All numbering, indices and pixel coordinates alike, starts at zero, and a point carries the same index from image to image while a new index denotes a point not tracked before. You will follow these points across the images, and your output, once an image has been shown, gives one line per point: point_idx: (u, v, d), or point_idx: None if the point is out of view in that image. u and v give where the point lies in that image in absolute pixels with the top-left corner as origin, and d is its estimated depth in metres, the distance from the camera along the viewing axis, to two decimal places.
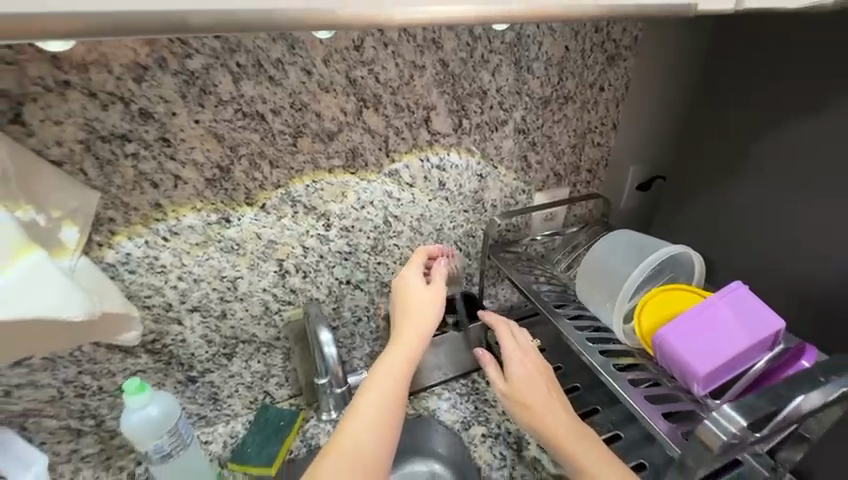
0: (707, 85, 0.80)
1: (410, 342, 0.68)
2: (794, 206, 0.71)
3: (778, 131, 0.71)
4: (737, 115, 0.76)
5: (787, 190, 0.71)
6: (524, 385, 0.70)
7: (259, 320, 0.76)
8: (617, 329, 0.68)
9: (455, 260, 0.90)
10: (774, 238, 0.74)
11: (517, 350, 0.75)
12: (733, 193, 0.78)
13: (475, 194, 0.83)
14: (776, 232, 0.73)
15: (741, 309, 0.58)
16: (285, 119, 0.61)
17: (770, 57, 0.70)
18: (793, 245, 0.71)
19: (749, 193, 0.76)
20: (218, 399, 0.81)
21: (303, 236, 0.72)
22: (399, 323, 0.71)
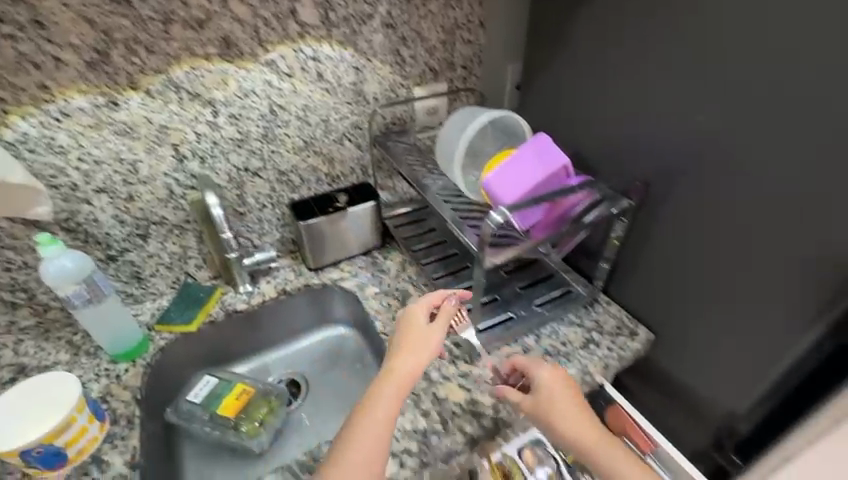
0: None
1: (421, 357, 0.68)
2: (594, 76, 0.83)
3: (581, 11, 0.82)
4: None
5: (589, 64, 0.83)
6: (555, 405, 0.68)
7: (167, 203, 0.87)
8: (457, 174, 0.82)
9: (347, 151, 1.02)
10: (584, 110, 0.87)
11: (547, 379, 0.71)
12: (559, 74, 0.91)
13: (355, 87, 0.94)
14: (584, 103, 0.87)
15: (544, 153, 0.74)
16: (153, 6, 0.69)
17: None
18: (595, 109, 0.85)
19: (568, 71, 0.88)
20: (142, 278, 0.94)
21: (193, 122, 0.81)
22: (390, 360, 0.68)
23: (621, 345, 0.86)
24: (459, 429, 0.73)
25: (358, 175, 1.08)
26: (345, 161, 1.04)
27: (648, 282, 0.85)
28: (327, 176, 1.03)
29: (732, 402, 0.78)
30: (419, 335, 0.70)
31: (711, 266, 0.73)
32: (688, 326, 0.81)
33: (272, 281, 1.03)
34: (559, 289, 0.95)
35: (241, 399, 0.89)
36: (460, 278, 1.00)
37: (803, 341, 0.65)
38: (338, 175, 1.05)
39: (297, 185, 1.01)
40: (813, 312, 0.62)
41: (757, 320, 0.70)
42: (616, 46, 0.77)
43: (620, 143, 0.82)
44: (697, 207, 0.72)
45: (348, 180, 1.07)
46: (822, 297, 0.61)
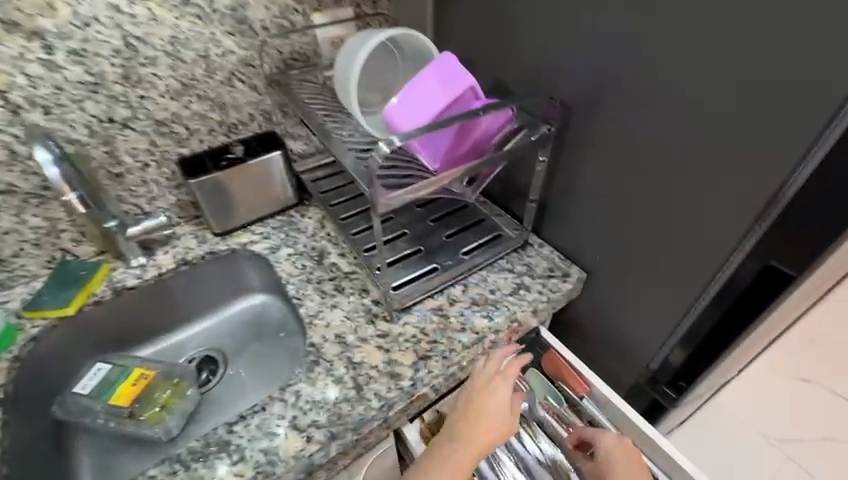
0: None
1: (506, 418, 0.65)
2: None
3: None
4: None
5: None
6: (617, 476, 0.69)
7: (10, 167, 0.72)
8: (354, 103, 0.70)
9: (241, 94, 0.88)
10: (501, 28, 0.76)
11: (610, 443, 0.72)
12: None
13: (235, 13, 0.79)
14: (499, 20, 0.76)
15: (446, 75, 0.63)
16: None
17: None
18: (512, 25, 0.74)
19: None
20: (3, 260, 0.80)
21: (18, 60, 0.66)
22: (455, 442, 0.63)
23: (552, 287, 0.81)
24: (375, 394, 0.66)
25: (262, 123, 0.94)
26: (241, 106, 0.89)
27: (578, 219, 0.79)
28: (222, 126, 0.89)
29: (663, 336, 0.74)
30: (492, 398, 0.66)
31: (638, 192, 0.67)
32: (618, 263, 0.75)
33: (170, 251, 0.90)
34: (489, 234, 0.87)
35: (136, 385, 0.79)
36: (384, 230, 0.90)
37: (731, 266, 0.60)
38: (235, 124, 0.91)
39: (185, 137, 0.86)
40: (740, 233, 0.57)
41: (685, 248, 0.64)
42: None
43: (540, 62, 0.72)
44: (622, 129, 0.65)
45: (249, 130, 0.93)
46: (750, 215, 0.55)
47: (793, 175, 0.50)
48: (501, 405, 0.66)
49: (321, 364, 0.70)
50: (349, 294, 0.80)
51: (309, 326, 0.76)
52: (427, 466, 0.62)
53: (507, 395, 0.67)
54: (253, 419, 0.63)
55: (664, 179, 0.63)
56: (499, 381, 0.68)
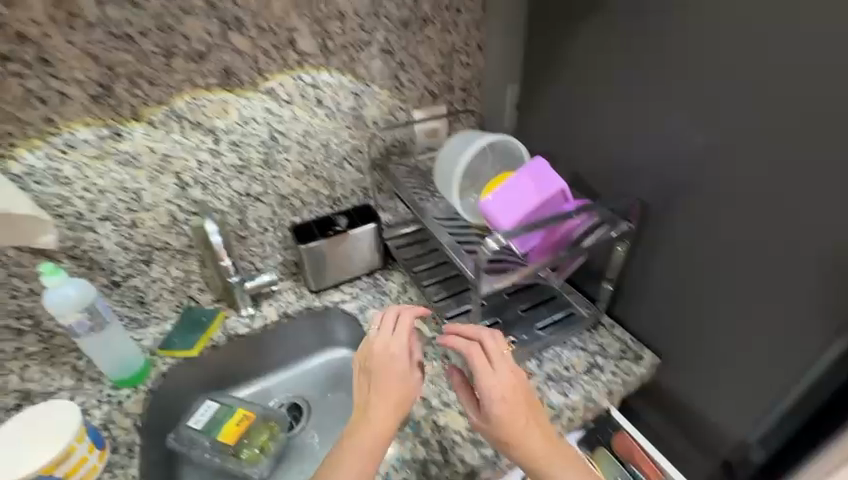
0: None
1: (402, 383, 0.70)
2: (591, 99, 0.84)
3: (577, 38, 0.84)
4: (564, 16, 0.85)
5: (586, 88, 0.84)
6: (509, 415, 0.65)
7: (169, 229, 0.89)
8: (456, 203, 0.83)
9: (348, 174, 1.03)
10: (584, 133, 0.87)
11: (494, 378, 0.67)
12: (558, 98, 0.92)
13: (355, 111, 0.95)
14: (582, 126, 0.88)
15: (538, 175, 0.73)
16: (154, 41, 0.70)
17: None
18: (595, 131, 0.85)
19: (569, 95, 0.89)
20: (145, 303, 0.95)
21: (195, 150, 0.83)
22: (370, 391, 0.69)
23: (625, 370, 0.84)
24: (459, 459, 0.72)
25: (360, 197, 1.08)
26: (346, 184, 1.04)
27: (654, 306, 0.83)
28: (329, 199, 1.04)
29: (740, 431, 0.75)
30: (387, 359, 0.71)
31: (715, 290, 0.72)
32: (696, 352, 0.78)
33: (274, 304, 1.03)
34: (562, 311, 0.93)
35: (240, 425, 0.87)
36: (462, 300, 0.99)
37: (812, 371, 0.63)
38: (339, 198, 1.06)
39: (299, 208, 1.01)
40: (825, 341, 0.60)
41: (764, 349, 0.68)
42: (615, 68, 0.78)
43: (621, 166, 0.81)
44: (702, 232, 0.71)
45: (349, 203, 1.08)
46: (832, 325, 0.59)
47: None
48: (396, 370, 0.70)
49: (409, 424, 0.78)
50: (432, 358, 0.87)
51: None
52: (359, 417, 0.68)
53: (396, 358, 0.71)
54: None
55: (743, 281, 0.68)
56: (396, 338, 0.73)
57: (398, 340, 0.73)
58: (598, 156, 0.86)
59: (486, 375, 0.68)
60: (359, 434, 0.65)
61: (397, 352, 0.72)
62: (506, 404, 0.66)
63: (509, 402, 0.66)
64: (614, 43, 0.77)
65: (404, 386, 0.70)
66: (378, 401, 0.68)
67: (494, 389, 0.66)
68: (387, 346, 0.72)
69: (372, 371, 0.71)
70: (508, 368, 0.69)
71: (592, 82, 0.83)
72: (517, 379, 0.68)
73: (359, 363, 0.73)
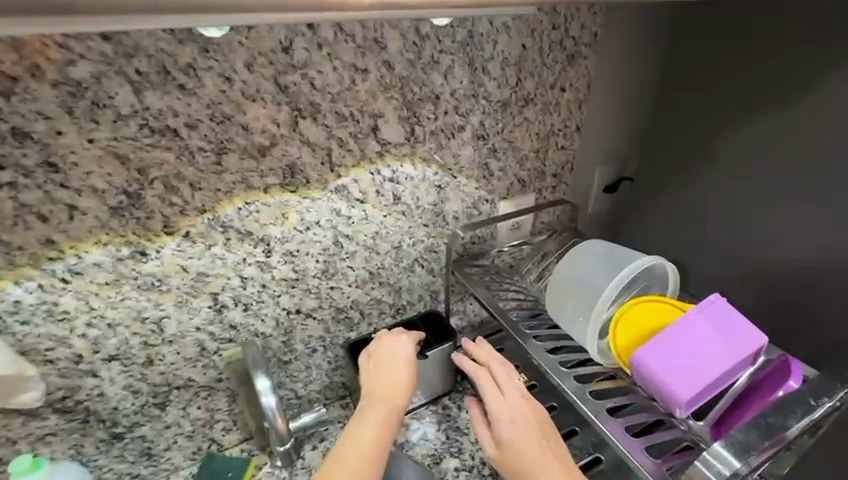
0: (675, 65, 0.73)
1: (392, 385, 0.67)
2: (758, 205, 0.67)
3: (736, 131, 0.67)
4: (714, 100, 0.69)
5: (748, 190, 0.68)
6: (522, 440, 0.61)
7: (195, 362, 0.67)
8: (591, 344, 0.62)
9: (418, 277, 0.83)
10: (742, 243, 0.70)
11: (505, 404, 0.65)
12: (691, 197, 0.75)
13: (435, 207, 0.76)
14: (737, 235, 0.70)
15: (720, 325, 0.54)
16: (204, 134, 0.52)
17: (749, 43, 0.64)
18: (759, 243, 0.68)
19: (715, 194, 0.72)
20: (153, 455, 0.71)
21: (239, 265, 0.63)
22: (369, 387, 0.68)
23: None
24: None
25: (427, 302, 0.87)
26: (414, 288, 0.84)
27: None
28: (392, 307, 0.83)
29: None
30: (384, 365, 0.70)
31: None
32: None
33: (319, 447, 0.79)
34: None
35: None
36: (569, 449, 0.76)
37: None
38: (404, 305, 0.84)
39: (356, 322, 0.80)
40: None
41: None
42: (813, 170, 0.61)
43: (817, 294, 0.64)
44: None
45: (414, 310, 0.86)
46: None
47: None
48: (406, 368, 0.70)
49: None
50: None
51: None
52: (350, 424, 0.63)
53: (397, 367, 0.69)
54: None
55: None
56: (395, 341, 0.72)
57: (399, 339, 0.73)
58: (765, 274, 0.68)
59: (494, 400, 0.65)
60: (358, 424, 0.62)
61: (401, 357, 0.70)
62: (522, 429, 0.62)
63: (521, 426, 0.62)
64: (813, 142, 0.61)
65: (396, 389, 0.67)
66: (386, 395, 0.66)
67: (504, 412, 0.64)
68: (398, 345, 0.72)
69: (377, 364, 0.70)
70: (520, 394, 0.66)
71: (761, 183, 0.66)
72: (528, 406, 0.65)
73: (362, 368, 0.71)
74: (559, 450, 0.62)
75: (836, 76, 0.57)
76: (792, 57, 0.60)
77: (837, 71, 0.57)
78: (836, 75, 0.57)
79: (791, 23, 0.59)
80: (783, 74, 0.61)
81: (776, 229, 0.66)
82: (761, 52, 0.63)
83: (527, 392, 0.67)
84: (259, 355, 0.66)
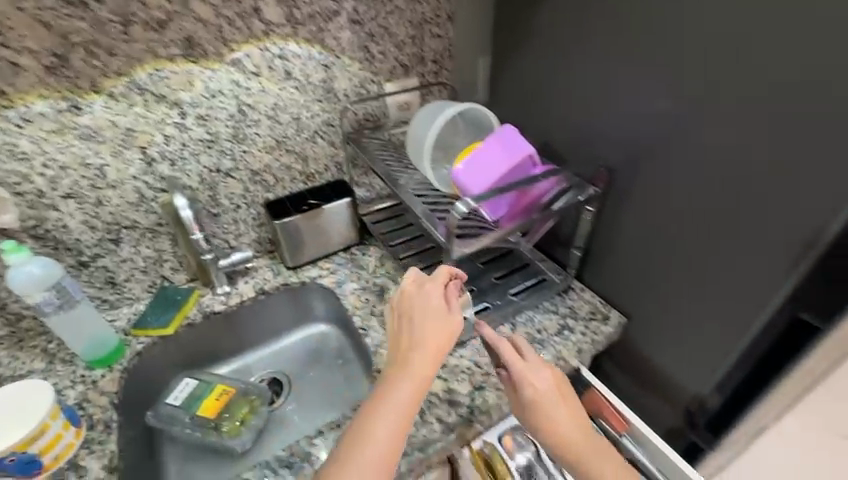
0: None
1: (434, 335, 0.62)
2: (557, 71, 0.86)
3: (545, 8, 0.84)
4: None
5: (552, 59, 0.86)
6: (546, 390, 0.67)
7: (137, 206, 0.87)
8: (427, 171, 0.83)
9: (321, 148, 1.02)
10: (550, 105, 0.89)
11: (526, 367, 0.69)
12: (524, 71, 0.93)
13: (325, 84, 0.94)
14: (548, 99, 0.90)
15: (507, 143, 0.75)
16: (110, 8, 0.68)
17: None
18: (558, 103, 0.88)
19: (536, 68, 0.90)
20: (117, 284, 0.93)
21: (160, 124, 0.81)
22: (400, 347, 0.63)
23: (594, 330, 0.88)
24: (436, 418, 0.74)
25: (334, 172, 1.08)
26: (319, 158, 1.04)
27: (615, 264, 0.88)
28: (302, 174, 1.04)
29: (697, 386, 0.81)
30: (431, 315, 0.64)
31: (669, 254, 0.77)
32: (655, 304, 0.83)
33: (250, 282, 1.03)
34: (534, 279, 0.97)
35: (220, 399, 0.89)
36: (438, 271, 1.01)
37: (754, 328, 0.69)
38: (313, 173, 1.05)
39: (272, 184, 1.01)
40: (779, 280, 0.63)
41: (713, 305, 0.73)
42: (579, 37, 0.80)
43: (586, 139, 0.84)
44: (659, 201, 0.75)
45: (323, 178, 1.07)
46: (767, 286, 0.65)
47: (823, 233, 0.57)
48: (451, 319, 0.64)
49: None
50: None
51: (375, 355, 0.86)
52: (385, 376, 0.60)
53: (437, 315, 0.64)
54: (330, 435, 0.72)
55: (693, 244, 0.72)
56: (425, 285, 0.68)
57: (434, 289, 0.67)
58: (563, 129, 0.88)
59: (516, 363, 0.69)
60: (396, 394, 0.57)
61: (443, 309, 0.65)
62: (546, 396, 0.66)
63: (537, 388, 0.67)
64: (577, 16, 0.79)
65: (435, 339, 0.62)
66: (427, 353, 0.60)
67: (528, 374, 0.68)
68: (444, 290, 0.68)
69: (424, 310, 0.64)
70: (537, 357, 0.71)
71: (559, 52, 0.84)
72: (549, 372, 0.69)
73: (391, 315, 0.68)
74: (570, 401, 0.68)
75: None
76: None
77: None
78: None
79: None
80: None
81: (567, 90, 0.85)
82: None
83: (541, 359, 0.71)
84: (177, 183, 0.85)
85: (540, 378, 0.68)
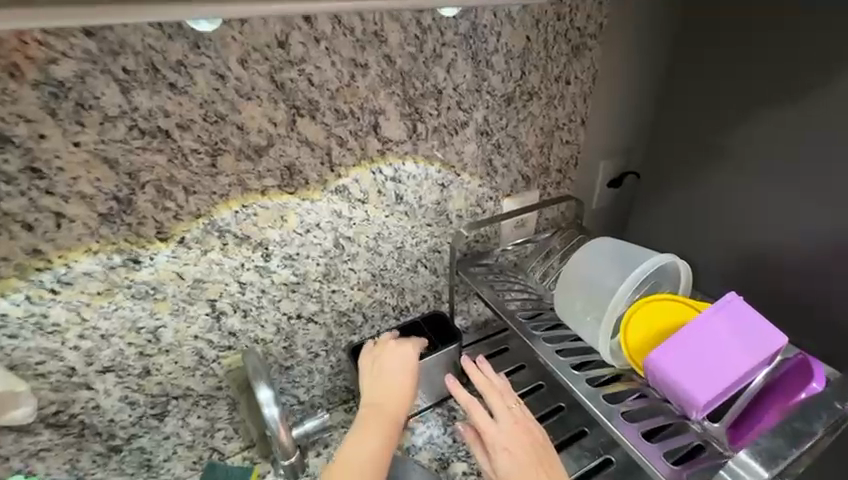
0: (681, 59, 0.70)
1: (391, 402, 0.63)
2: (767, 205, 0.66)
3: (750, 128, 0.65)
4: (725, 99, 0.66)
5: (753, 190, 0.67)
6: (499, 438, 0.59)
7: (194, 371, 0.64)
8: (603, 348, 0.61)
9: (421, 278, 0.81)
10: (748, 246, 0.69)
11: (500, 430, 0.60)
12: (696, 197, 0.74)
13: (438, 206, 0.74)
14: (743, 238, 0.69)
15: (739, 326, 0.52)
16: (197, 135, 0.50)
17: (742, 48, 0.63)
18: (765, 247, 0.67)
19: (720, 197, 0.71)
20: (152, 466, 0.69)
21: (237, 271, 0.60)
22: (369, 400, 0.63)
23: None
24: None
25: (431, 303, 0.85)
26: (417, 289, 0.82)
27: None
28: (395, 309, 0.81)
29: None
30: (387, 376, 0.66)
31: None
32: None
33: (323, 454, 0.77)
34: None
35: None
36: (577, 450, 0.74)
37: None
38: (407, 307, 0.82)
39: (358, 325, 0.78)
40: None
41: None
42: (820, 171, 0.60)
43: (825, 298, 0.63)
44: None
45: (418, 311, 0.84)
46: None
47: None
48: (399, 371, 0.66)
49: None
50: None
51: None
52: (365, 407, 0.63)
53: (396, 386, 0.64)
54: None
55: None
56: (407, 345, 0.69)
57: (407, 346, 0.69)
58: (773, 277, 0.67)
59: (487, 424, 0.61)
60: (351, 450, 0.57)
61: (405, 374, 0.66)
62: (513, 459, 0.58)
63: (511, 452, 0.58)
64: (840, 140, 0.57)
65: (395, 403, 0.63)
66: (380, 410, 0.62)
67: (494, 436, 0.60)
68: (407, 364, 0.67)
69: (381, 367, 0.67)
70: (512, 417, 0.62)
71: (770, 184, 0.65)
72: (521, 431, 0.61)
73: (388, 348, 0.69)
74: (551, 468, 0.58)
75: (845, 73, 0.55)
76: (793, 60, 0.59)
77: (836, 74, 0.56)
78: (845, 74, 0.55)
79: (809, 24, 0.57)
80: (790, 76, 0.60)
81: (783, 232, 0.65)
82: (774, 53, 0.60)
83: (519, 414, 0.63)
84: (258, 363, 0.63)
85: (499, 436, 0.60)
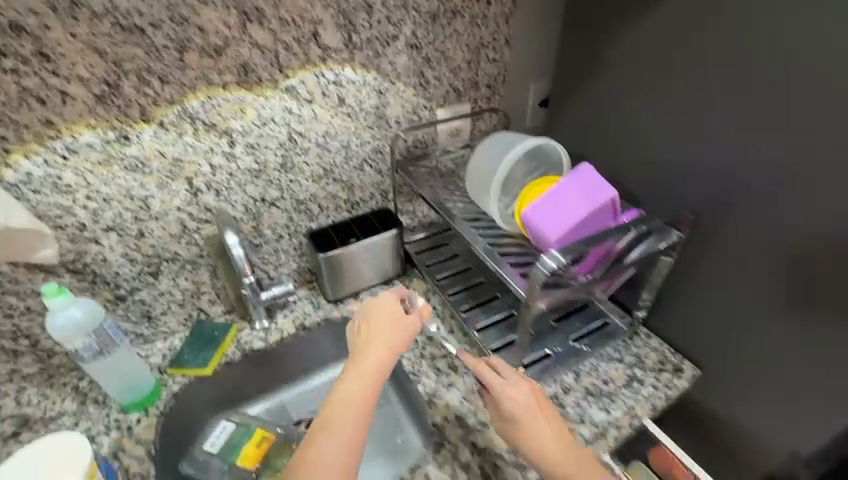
0: None
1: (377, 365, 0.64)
2: (628, 107, 0.80)
3: (618, 41, 0.78)
4: (604, 16, 0.80)
5: (620, 96, 0.81)
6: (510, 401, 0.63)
7: (179, 238, 0.81)
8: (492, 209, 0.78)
9: (368, 176, 0.97)
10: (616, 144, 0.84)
11: (508, 394, 0.63)
12: (585, 106, 0.88)
13: (378, 110, 0.89)
14: (613, 137, 0.84)
15: (587, 187, 0.70)
16: (167, 33, 0.63)
17: None
18: (626, 143, 0.82)
19: (601, 105, 0.85)
20: (152, 318, 0.88)
21: (208, 154, 0.76)
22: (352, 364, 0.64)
23: (666, 383, 0.81)
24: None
25: (379, 200, 1.02)
26: (366, 187, 0.98)
27: (696, 318, 0.79)
28: (347, 203, 0.98)
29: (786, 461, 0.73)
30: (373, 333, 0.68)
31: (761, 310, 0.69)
32: (758, 374, 0.72)
33: (289, 316, 0.96)
34: (596, 321, 0.89)
35: (261, 447, 0.82)
36: (490, 309, 0.94)
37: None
38: (357, 202, 0.99)
39: (316, 213, 0.95)
40: None
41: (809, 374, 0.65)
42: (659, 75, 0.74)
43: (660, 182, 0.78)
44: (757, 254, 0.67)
45: (368, 207, 1.01)
46: None
47: None
48: (381, 350, 0.65)
49: (446, 446, 0.73)
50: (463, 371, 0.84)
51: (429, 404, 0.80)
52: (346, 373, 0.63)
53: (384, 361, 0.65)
54: None
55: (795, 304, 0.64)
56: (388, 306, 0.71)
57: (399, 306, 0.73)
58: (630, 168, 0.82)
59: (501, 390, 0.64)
60: (335, 414, 0.58)
61: (390, 333, 0.67)
62: (527, 416, 0.62)
63: (525, 411, 0.62)
64: (677, 47, 0.70)
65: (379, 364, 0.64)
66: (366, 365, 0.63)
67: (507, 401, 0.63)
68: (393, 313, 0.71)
69: (367, 336, 0.67)
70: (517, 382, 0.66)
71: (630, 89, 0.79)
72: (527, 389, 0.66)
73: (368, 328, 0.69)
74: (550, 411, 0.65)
75: None
76: None
77: None
78: None
79: None
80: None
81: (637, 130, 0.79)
82: None
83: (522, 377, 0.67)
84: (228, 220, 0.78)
85: (512, 398, 0.63)
